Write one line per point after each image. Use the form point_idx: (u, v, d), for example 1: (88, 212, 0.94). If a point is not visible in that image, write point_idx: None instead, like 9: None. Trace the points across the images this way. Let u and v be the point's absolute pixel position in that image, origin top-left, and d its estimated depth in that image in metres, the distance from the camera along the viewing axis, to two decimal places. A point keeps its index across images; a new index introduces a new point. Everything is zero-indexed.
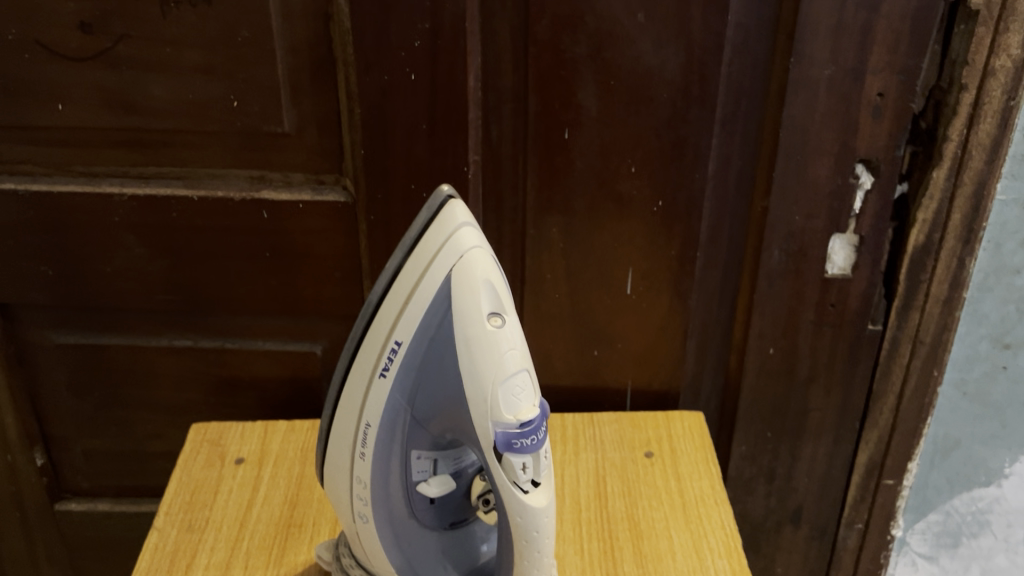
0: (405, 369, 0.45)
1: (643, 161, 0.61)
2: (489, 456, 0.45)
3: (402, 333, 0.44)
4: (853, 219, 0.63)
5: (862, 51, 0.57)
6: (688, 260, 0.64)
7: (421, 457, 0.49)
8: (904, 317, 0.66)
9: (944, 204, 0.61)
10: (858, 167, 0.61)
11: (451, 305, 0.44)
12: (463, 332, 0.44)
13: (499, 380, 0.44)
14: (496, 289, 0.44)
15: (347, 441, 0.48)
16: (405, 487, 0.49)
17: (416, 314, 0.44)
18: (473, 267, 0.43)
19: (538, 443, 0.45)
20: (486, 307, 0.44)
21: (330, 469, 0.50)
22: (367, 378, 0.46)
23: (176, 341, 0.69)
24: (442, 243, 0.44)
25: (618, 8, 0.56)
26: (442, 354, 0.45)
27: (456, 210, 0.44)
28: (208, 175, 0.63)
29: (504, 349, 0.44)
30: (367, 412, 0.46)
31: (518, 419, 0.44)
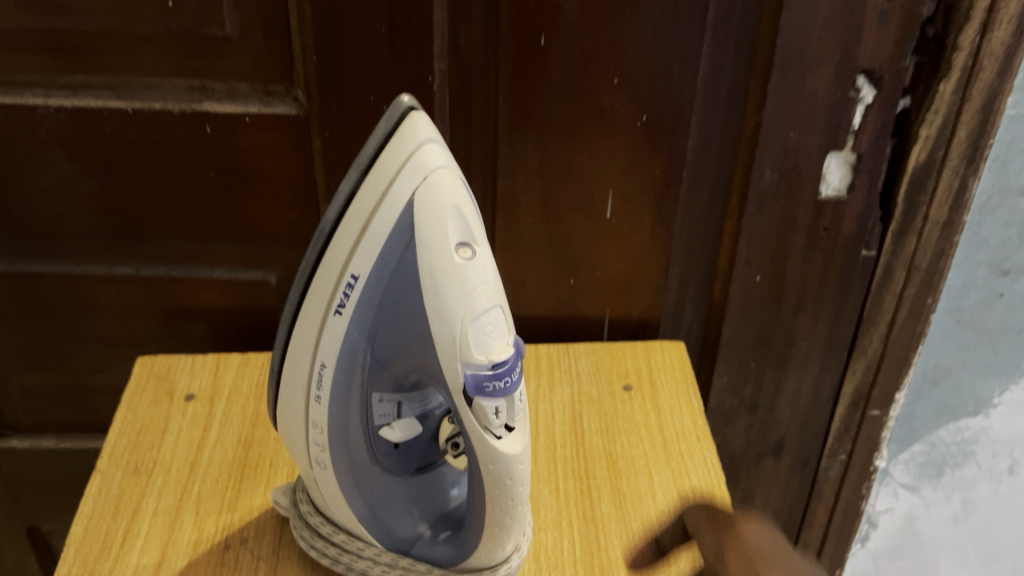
0: (364, 306, 0.40)
1: (627, 71, 0.56)
2: (459, 400, 0.41)
3: (360, 266, 0.39)
4: (851, 135, 0.58)
5: None
6: (672, 181, 0.60)
7: (383, 400, 0.44)
8: (900, 242, 0.62)
9: (950, 119, 0.57)
10: (859, 79, 0.56)
11: (414, 234, 0.39)
12: (429, 265, 0.39)
13: (469, 318, 0.39)
14: (466, 215, 0.39)
15: (301, 384, 0.43)
16: (367, 432, 0.45)
17: (375, 245, 0.39)
18: (439, 190, 0.38)
19: (513, 386, 0.41)
20: (454, 236, 0.39)
21: (282, 412, 0.45)
22: (320, 316, 0.41)
23: (117, 269, 0.64)
24: (402, 164, 0.38)
25: None
26: (405, 289, 0.40)
27: (419, 125, 0.39)
28: (143, 85, 0.57)
29: (474, 283, 0.39)
30: (322, 352, 0.42)
31: (490, 360, 0.40)
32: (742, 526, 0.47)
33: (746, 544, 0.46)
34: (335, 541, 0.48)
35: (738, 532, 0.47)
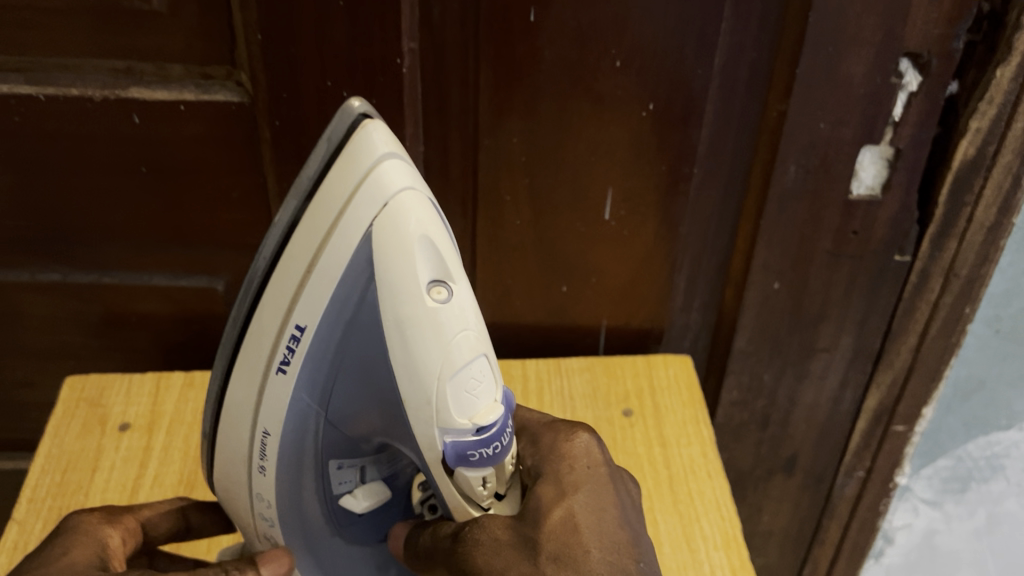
0: (313, 363, 0.35)
1: (632, 52, 0.48)
2: (438, 473, 0.38)
3: (306, 316, 0.33)
4: (890, 127, 0.50)
5: None
6: (682, 178, 0.53)
7: (342, 467, 0.39)
8: (938, 247, 0.54)
9: (1006, 109, 0.49)
10: (902, 63, 0.48)
11: (375, 274, 0.33)
12: (394, 311, 0.33)
13: (447, 376, 0.34)
14: (439, 249, 0.33)
15: (241, 456, 0.37)
16: (325, 499, 0.40)
17: (326, 291, 0.33)
18: (404, 218, 0.32)
19: (502, 451, 0.37)
20: (425, 274, 0.33)
21: (219, 480, 0.40)
22: (259, 377, 0.35)
23: (40, 276, 0.56)
24: (356, 187, 0.32)
25: None
26: (364, 340, 0.34)
27: (375, 137, 0.32)
28: (56, 66, 0.48)
29: (451, 332, 0.34)
30: (263, 420, 0.36)
31: (475, 423, 0.36)
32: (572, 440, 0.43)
33: (576, 457, 0.42)
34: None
35: (567, 444, 0.42)
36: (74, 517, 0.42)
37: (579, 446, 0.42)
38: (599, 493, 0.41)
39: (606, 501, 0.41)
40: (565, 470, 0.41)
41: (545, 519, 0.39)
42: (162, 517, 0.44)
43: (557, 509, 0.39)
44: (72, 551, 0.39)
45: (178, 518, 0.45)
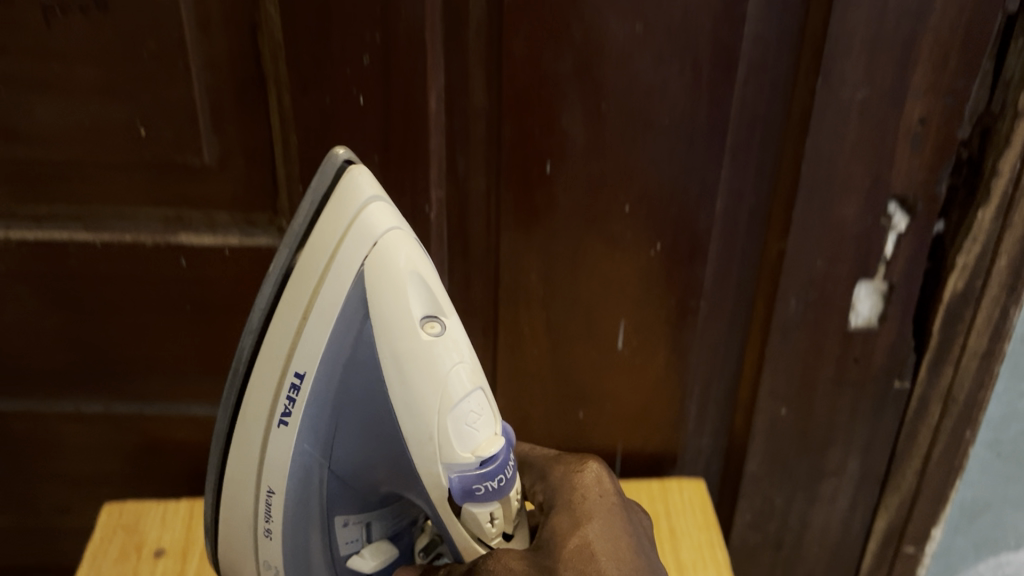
0: (312, 412, 0.41)
1: (640, 198, 0.52)
2: (448, 513, 0.43)
3: (304, 363, 0.40)
4: (883, 264, 0.54)
5: (903, 70, 0.48)
6: (689, 310, 0.56)
7: (347, 519, 0.46)
8: (935, 373, 0.57)
9: (989, 247, 0.53)
10: (890, 206, 0.53)
11: (370, 313, 0.39)
12: (391, 348, 0.39)
13: (446, 410, 0.40)
14: (428, 286, 0.39)
15: (251, 513, 0.44)
16: (333, 558, 0.46)
17: (323, 339, 0.39)
18: (394, 255, 0.38)
19: (506, 483, 0.42)
20: (418, 312, 0.39)
21: (229, 540, 0.45)
22: (263, 427, 0.41)
23: (83, 406, 0.59)
24: (344, 233, 0.38)
25: (611, 18, 0.47)
26: (361, 385, 0.40)
27: (359, 183, 0.38)
28: (114, 216, 0.53)
29: (445, 364, 0.39)
30: (270, 472, 0.42)
31: (477, 456, 0.41)
32: (584, 471, 0.49)
33: (589, 487, 0.48)
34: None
35: (581, 476, 0.48)
36: None
37: (590, 476, 0.48)
38: (612, 521, 0.46)
39: (617, 528, 0.46)
40: (579, 500, 0.47)
41: (563, 546, 0.44)
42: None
43: (574, 536, 0.44)
44: None
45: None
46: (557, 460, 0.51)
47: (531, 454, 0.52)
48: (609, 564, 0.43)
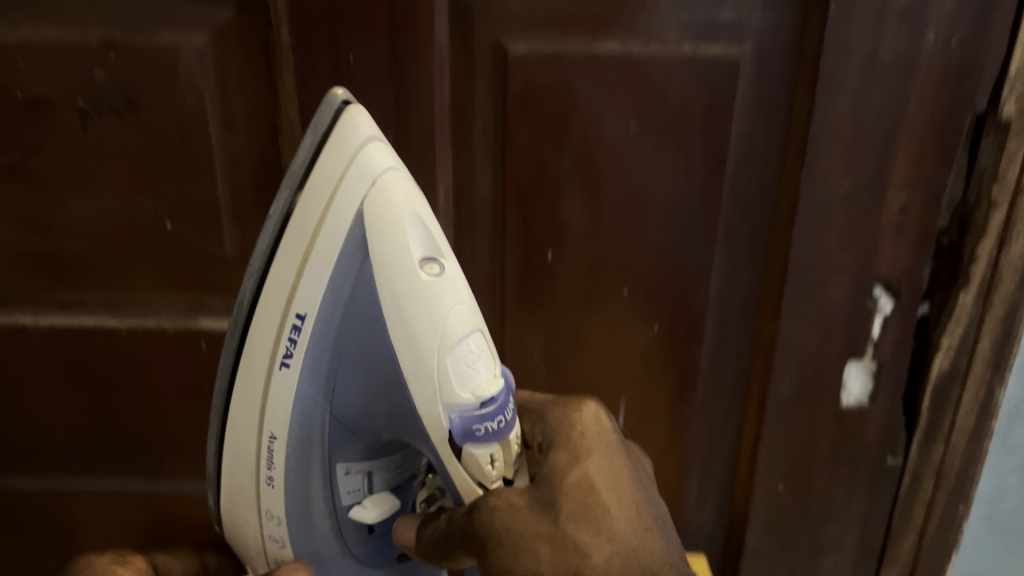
0: (313, 352, 0.40)
1: (637, 282, 0.56)
2: (448, 457, 0.41)
3: (305, 303, 0.39)
4: (871, 345, 0.57)
5: (883, 164, 0.51)
6: (688, 388, 0.59)
7: (349, 470, 0.44)
8: (927, 450, 0.59)
9: (972, 328, 0.55)
10: (876, 290, 0.55)
11: (369, 251, 0.38)
12: (390, 285, 0.38)
13: (446, 349, 0.38)
14: (425, 225, 0.39)
15: (251, 464, 0.42)
16: (334, 508, 0.44)
17: (323, 275, 0.38)
18: (392, 193, 0.38)
19: (506, 426, 0.40)
20: (417, 250, 0.38)
21: (230, 496, 0.44)
22: (266, 373, 0.40)
23: (102, 486, 0.61)
24: (343, 171, 0.38)
25: (607, 118, 0.51)
26: (362, 324, 0.39)
27: (356, 122, 0.38)
28: (138, 301, 0.56)
29: (445, 303, 0.38)
30: (271, 418, 0.41)
31: (477, 397, 0.39)
32: (581, 411, 0.45)
33: (586, 424, 0.45)
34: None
35: (578, 414, 0.45)
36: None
37: (588, 415, 0.45)
38: (613, 455, 0.44)
39: (617, 464, 0.43)
40: (576, 436, 0.44)
41: (560, 481, 0.41)
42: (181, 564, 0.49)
43: (572, 471, 0.42)
44: None
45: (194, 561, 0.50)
46: (552, 402, 0.47)
47: (526, 399, 0.49)
48: (613, 503, 0.41)
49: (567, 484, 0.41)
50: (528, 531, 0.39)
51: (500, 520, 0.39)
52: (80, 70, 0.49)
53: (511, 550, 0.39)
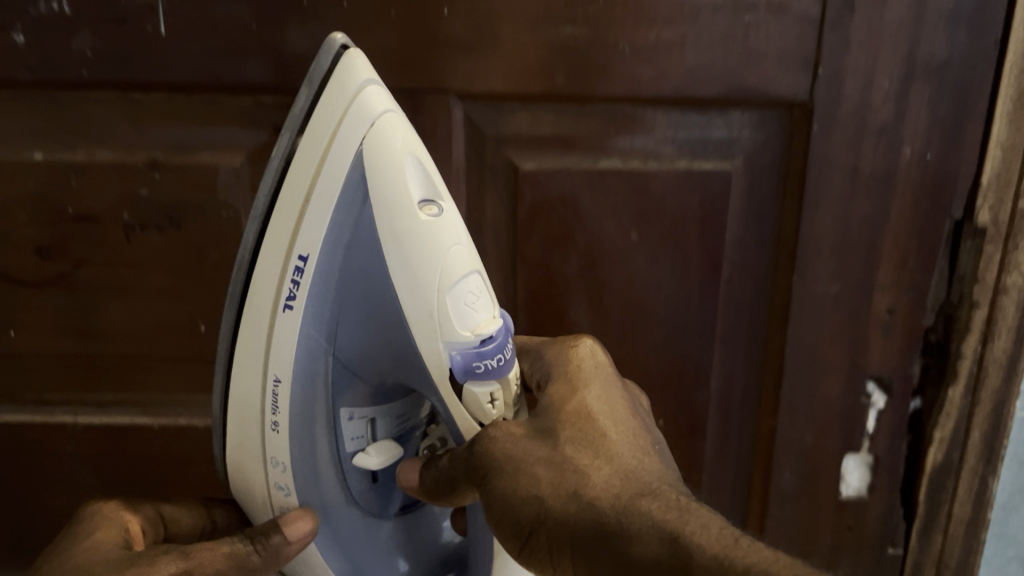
0: (316, 295, 0.39)
1: (641, 379, 0.59)
2: (449, 394, 0.42)
3: (307, 245, 0.38)
4: (867, 438, 0.60)
5: (869, 268, 0.55)
6: (692, 482, 0.62)
7: (353, 419, 0.44)
8: (926, 541, 0.61)
9: (962, 422, 0.58)
10: (869, 386, 0.58)
11: (369, 192, 0.38)
12: (391, 225, 0.38)
13: (446, 287, 0.39)
14: (425, 168, 0.39)
15: (255, 415, 0.42)
16: (338, 458, 0.44)
17: (325, 217, 0.38)
18: (390, 134, 0.37)
19: (506, 365, 0.41)
20: (416, 192, 0.38)
21: (235, 449, 0.44)
22: (267, 316, 0.40)
23: None
24: (342, 114, 0.37)
25: (610, 227, 0.55)
26: (364, 264, 0.39)
27: (352, 67, 0.37)
28: (170, 401, 0.60)
29: (447, 244, 0.38)
30: (274, 364, 0.40)
31: (477, 334, 0.40)
32: (576, 347, 0.47)
33: (583, 358, 0.46)
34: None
35: (574, 351, 0.47)
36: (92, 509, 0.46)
37: (584, 349, 0.47)
38: (609, 388, 0.44)
39: (616, 394, 0.44)
40: (573, 369, 0.45)
41: (560, 409, 0.42)
42: (188, 519, 0.50)
43: (572, 401, 0.42)
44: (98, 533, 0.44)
45: (201, 518, 0.51)
46: (548, 341, 0.49)
47: (525, 342, 0.50)
48: (610, 429, 0.41)
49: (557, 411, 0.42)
50: (531, 453, 0.39)
51: (497, 445, 0.39)
52: (125, 188, 0.53)
53: (508, 470, 0.39)
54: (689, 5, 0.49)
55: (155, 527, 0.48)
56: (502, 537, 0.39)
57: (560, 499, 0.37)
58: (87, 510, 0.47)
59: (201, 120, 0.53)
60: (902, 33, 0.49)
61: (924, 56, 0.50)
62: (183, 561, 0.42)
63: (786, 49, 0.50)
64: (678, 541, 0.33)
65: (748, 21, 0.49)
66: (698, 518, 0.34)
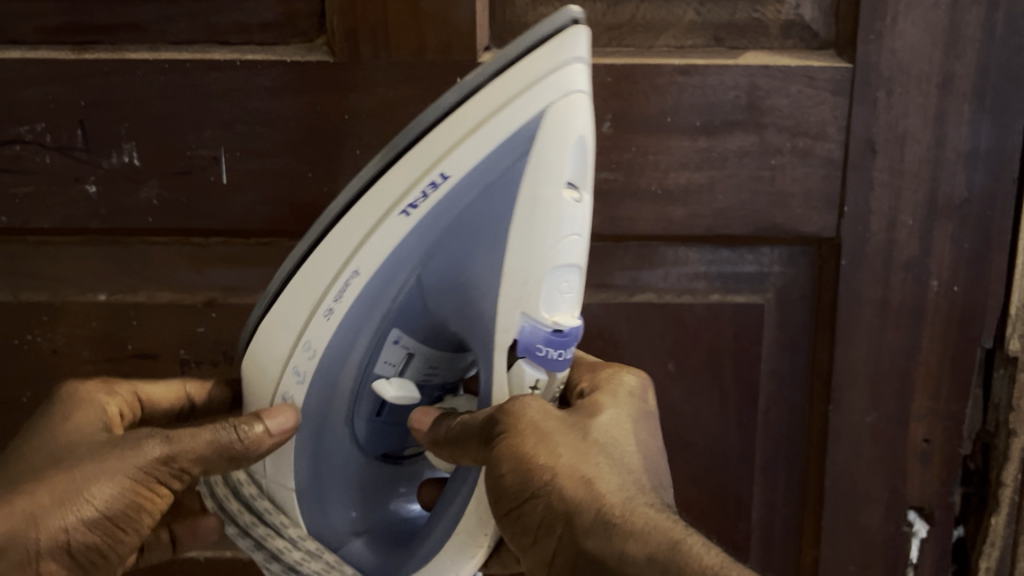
0: (434, 211, 0.39)
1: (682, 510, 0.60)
2: (500, 359, 0.43)
3: (453, 168, 0.38)
4: (911, 567, 0.60)
5: (903, 398, 0.56)
6: None
7: (397, 343, 0.44)
8: None
9: (1007, 549, 0.58)
10: (910, 514, 0.58)
11: (529, 150, 0.38)
12: (532, 187, 0.39)
13: (549, 268, 0.40)
14: (585, 158, 0.39)
15: (313, 296, 0.41)
16: (363, 371, 0.45)
17: (481, 154, 0.38)
18: (575, 116, 0.38)
19: (562, 363, 0.43)
20: (568, 174, 0.39)
21: (271, 324, 0.43)
22: (383, 213, 0.39)
23: None
24: (550, 75, 0.36)
25: (648, 358, 0.57)
26: (486, 204, 0.39)
27: (580, 39, 0.36)
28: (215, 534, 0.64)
29: (566, 232, 0.40)
30: (362, 259, 0.40)
31: (555, 322, 0.41)
32: (623, 372, 0.48)
33: (631, 385, 0.47)
34: (269, 525, 0.48)
35: (618, 374, 0.48)
36: (73, 390, 0.49)
37: (632, 379, 0.48)
38: (643, 419, 0.46)
39: (646, 427, 0.46)
40: (618, 390, 0.47)
41: (594, 419, 0.44)
42: (167, 398, 0.52)
43: (606, 415, 0.44)
44: (76, 416, 0.47)
45: (179, 399, 0.52)
46: (599, 363, 0.50)
47: (580, 357, 0.52)
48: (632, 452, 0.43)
49: (581, 414, 0.44)
50: (554, 432, 0.41)
51: (529, 413, 0.41)
52: (181, 324, 0.57)
53: (533, 437, 0.40)
54: (718, 151, 0.52)
55: (129, 410, 0.50)
56: (493, 492, 0.42)
57: (572, 483, 0.39)
58: (68, 390, 0.49)
59: (254, 263, 0.56)
60: (923, 174, 0.52)
61: (945, 194, 0.52)
62: (166, 446, 0.43)
63: (812, 191, 0.53)
64: (676, 547, 0.36)
65: (775, 164, 0.52)
66: (699, 538, 0.37)
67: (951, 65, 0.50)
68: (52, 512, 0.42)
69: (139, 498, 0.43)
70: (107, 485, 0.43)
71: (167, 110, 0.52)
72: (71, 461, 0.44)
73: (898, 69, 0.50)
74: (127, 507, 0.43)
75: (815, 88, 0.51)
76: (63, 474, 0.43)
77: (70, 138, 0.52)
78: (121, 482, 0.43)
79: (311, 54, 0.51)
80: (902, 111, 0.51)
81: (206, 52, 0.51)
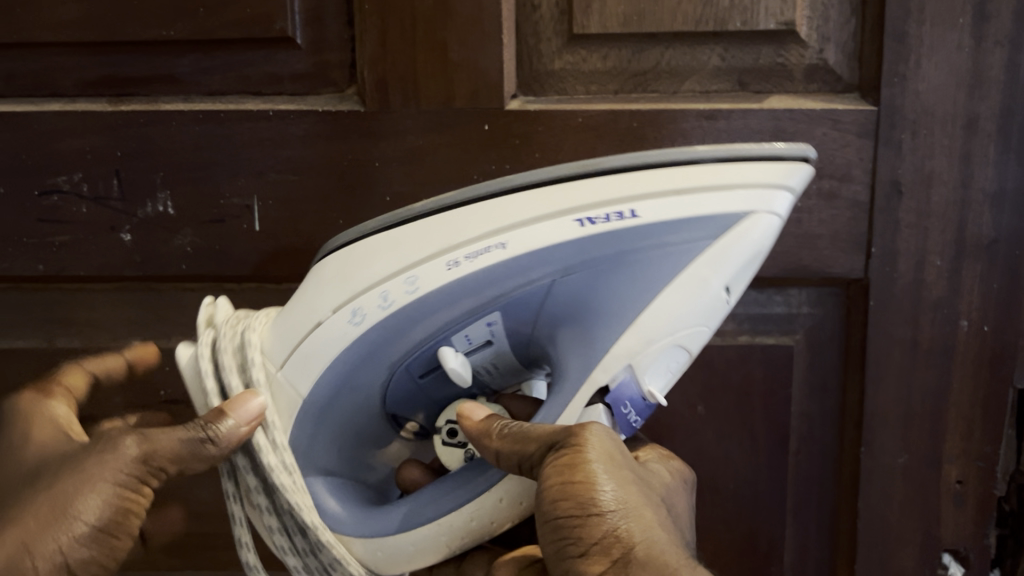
0: (597, 241, 0.40)
1: (714, 553, 0.59)
2: (587, 391, 0.43)
3: (645, 211, 0.39)
4: None
5: (935, 438, 0.56)
6: None
7: (488, 326, 0.44)
8: None
9: None
10: (945, 557, 0.58)
11: (711, 241, 0.39)
12: (693, 266, 0.40)
13: (675, 342, 0.42)
14: (746, 273, 0.41)
15: (450, 245, 0.40)
16: (446, 333, 0.44)
17: (673, 215, 0.39)
18: (763, 237, 0.40)
19: (630, 424, 0.45)
20: (729, 280, 0.40)
21: (392, 251, 0.41)
22: (557, 212, 0.39)
23: None
24: (770, 185, 0.38)
25: (677, 400, 0.57)
26: (649, 258, 0.40)
27: (802, 177, 0.39)
28: None
29: (700, 321, 0.41)
30: (515, 236, 0.40)
31: (647, 395, 0.43)
32: (671, 457, 0.51)
33: (680, 469, 0.50)
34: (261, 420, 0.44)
35: (668, 455, 0.50)
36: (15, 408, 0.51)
37: (678, 464, 0.50)
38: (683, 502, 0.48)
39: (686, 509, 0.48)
40: (670, 469, 0.49)
41: (652, 479, 0.45)
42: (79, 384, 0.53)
43: (661, 483, 0.46)
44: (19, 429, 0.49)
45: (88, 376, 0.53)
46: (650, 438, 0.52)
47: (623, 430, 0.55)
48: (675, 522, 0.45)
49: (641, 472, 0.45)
50: (623, 464, 0.42)
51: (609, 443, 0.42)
52: None
53: (610, 465, 0.41)
54: None
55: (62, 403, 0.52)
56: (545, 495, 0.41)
57: (636, 520, 0.40)
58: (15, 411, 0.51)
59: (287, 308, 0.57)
60: (950, 215, 0.52)
61: (973, 234, 0.52)
62: (141, 446, 0.45)
63: (839, 232, 0.53)
64: None
65: (802, 206, 0.52)
66: None
67: (976, 106, 0.50)
68: (42, 541, 0.43)
69: (122, 501, 0.44)
70: (90, 499, 0.44)
71: (201, 159, 0.53)
72: (53, 481, 0.45)
73: (923, 110, 0.50)
74: (115, 514, 0.44)
75: (839, 131, 0.51)
76: (49, 497, 0.44)
77: (107, 187, 0.54)
78: (104, 491, 0.44)
79: (342, 104, 0.52)
80: (928, 152, 0.51)
81: (241, 103, 0.53)
